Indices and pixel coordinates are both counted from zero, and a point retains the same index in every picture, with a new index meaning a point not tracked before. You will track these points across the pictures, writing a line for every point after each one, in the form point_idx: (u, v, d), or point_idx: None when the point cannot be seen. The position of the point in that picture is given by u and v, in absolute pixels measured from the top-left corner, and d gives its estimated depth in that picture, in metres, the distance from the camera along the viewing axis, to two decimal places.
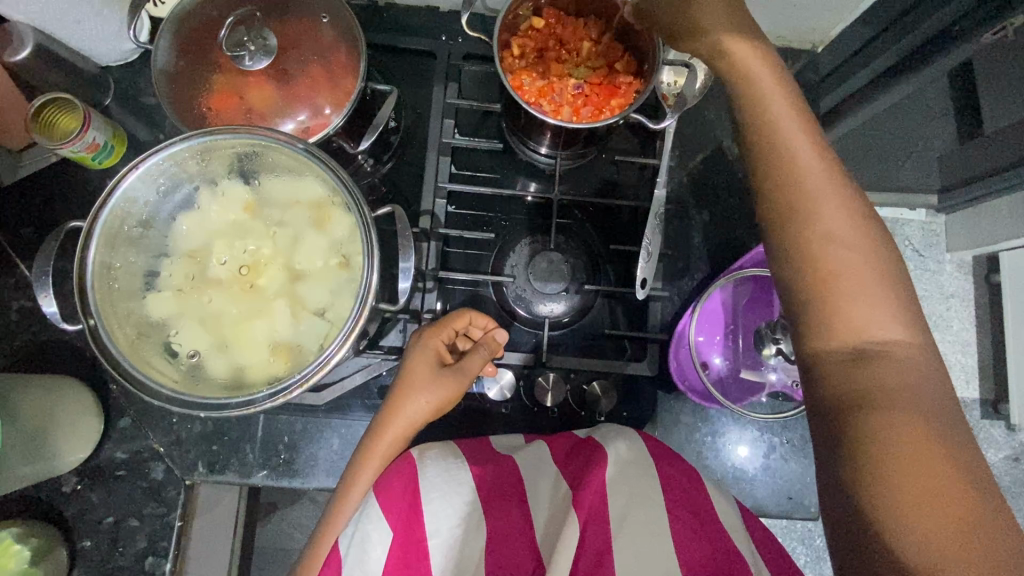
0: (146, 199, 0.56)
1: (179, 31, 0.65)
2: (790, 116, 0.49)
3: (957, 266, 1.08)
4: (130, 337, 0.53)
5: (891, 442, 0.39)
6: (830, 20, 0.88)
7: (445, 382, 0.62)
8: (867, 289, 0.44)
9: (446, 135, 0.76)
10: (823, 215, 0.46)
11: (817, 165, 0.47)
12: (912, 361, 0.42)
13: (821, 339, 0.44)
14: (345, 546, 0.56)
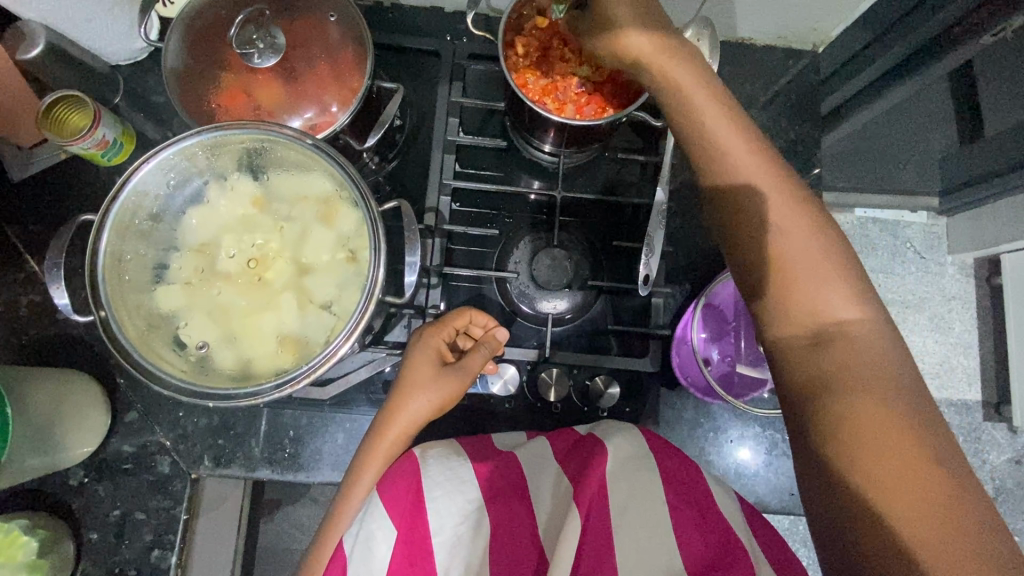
0: (157, 193, 0.57)
1: (190, 30, 0.66)
2: (723, 116, 0.53)
3: (958, 269, 1.08)
4: (140, 329, 0.54)
5: (857, 419, 0.42)
6: (831, 19, 0.85)
7: (445, 381, 0.63)
8: (819, 275, 0.48)
9: (450, 133, 0.77)
10: (767, 208, 0.50)
11: (760, 161, 0.51)
12: (871, 336, 0.46)
13: (779, 328, 0.49)
14: (349, 545, 0.55)
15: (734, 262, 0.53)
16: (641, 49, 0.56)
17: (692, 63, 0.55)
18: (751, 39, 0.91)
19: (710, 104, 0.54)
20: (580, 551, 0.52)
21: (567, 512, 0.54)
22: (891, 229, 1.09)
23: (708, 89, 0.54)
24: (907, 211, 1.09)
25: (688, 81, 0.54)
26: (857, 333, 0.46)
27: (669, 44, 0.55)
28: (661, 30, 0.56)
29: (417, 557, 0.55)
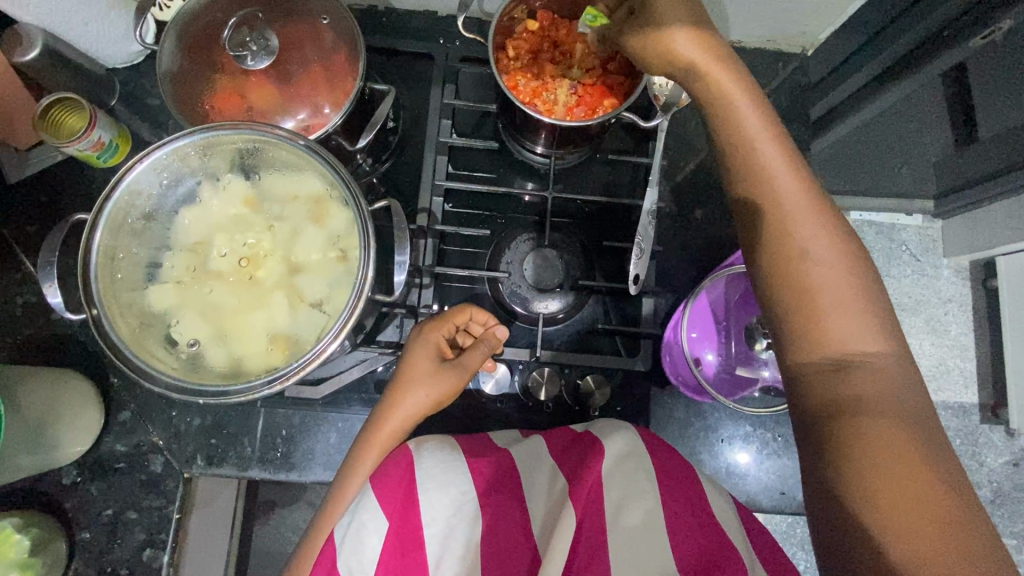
0: (150, 192, 0.57)
1: (184, 33, 0.67)
2: (766, 133, 0.52)
3: (955, 271, 1.14)
4: (132, 327, 0.55)
5: (867, 439, 0.42)
6: (817, 23, 0.86)
7: (446, 377, 0.63)
8: (847, 308, 0.47)
9: (443, 135, 0.78)
10: (799, 239, 0.49)
11: (796, 190, 0.50)
12: (891, 372, 0.45)
13: (801, 351, 0.48)
14: (340, 536, 0.56)
15: (760, 291, 0.51)
16: (687, 51, 0.54)
17: (739, 71, 0.54)
18: (741, 43, 0.92)
19: (756, 116, 0.53)
20: (576, 547, 0.53)
21: (562, 509, 0.55)
22: (886, 232, 1.15)
23: (751, 101, 0.54)
24: (902, 215, 1.15)
25: (736, 90, 0.53)
26: (878, 368, 0.45)
27: (718, 49, 0.54)
28: (706, 33, 0.54)
29: (408, 548, 0.55)
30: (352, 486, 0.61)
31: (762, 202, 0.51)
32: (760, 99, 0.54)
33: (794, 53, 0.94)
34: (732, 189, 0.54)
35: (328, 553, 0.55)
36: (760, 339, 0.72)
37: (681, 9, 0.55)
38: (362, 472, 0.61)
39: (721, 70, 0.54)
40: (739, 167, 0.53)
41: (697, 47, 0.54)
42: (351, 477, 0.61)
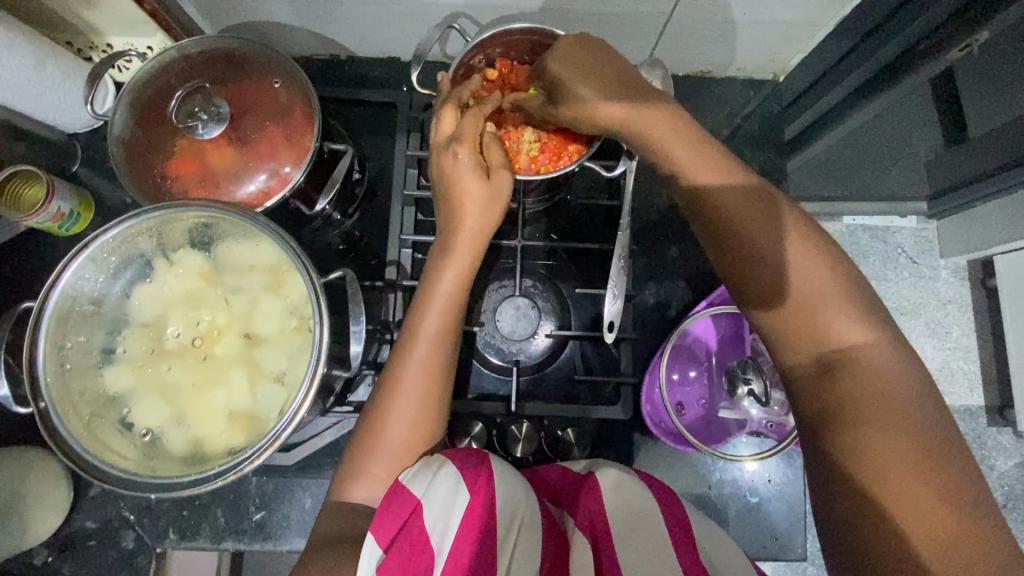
0: (99, 276, 0.56)
1: (136, 101, 0.65)
2: (697, 159, 0.50)
3: (952, 271, 1.20)
4: (84, 417, 0.53)
5: (861, 449, 0.39)
6: (786, 49, 0.84)
7: (468, 257, 0.56)
8: (828, 307, 0.44)
9: (409, 185, 0.77)
10: (776, 259, 0.46)
11: (759, 211, 0.47)
12: (883, 362, 0.42)
13: (788, 352, 0.46)
14: (419, 498, 0.46)
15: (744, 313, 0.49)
16: (594, 105, 0.54)
17: (656, 104, 0.53)
18: (710, 73, 0.92)
19: (681, 143, 0.51)
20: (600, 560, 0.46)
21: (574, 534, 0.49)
22: (881, 236, 1.19)
23: (675, 122, 0.52)
24: (897, 219, 1.20)
25: (656, 126, 0.52)
26: (869, 361, 0.42)
27: (631, 94, 0.53)
28: (612, 83, 0.54)
29: (484, 541, 0.44)
30: (389, 427, 0.53)
31: (726, 224, 0.48)
32: (685, 127, 0.52)
33: (766, 79, 0.93)
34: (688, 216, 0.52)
35: (391, 515, 0.45)
36: (743, 387, 0.69)
37: (574, 58, 0.55)
38: (404, 404, 0.53)
39: (637, 114, 0.52)
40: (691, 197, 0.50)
41: (599, 95, 0.53)
42: (385, 418, 0.53)
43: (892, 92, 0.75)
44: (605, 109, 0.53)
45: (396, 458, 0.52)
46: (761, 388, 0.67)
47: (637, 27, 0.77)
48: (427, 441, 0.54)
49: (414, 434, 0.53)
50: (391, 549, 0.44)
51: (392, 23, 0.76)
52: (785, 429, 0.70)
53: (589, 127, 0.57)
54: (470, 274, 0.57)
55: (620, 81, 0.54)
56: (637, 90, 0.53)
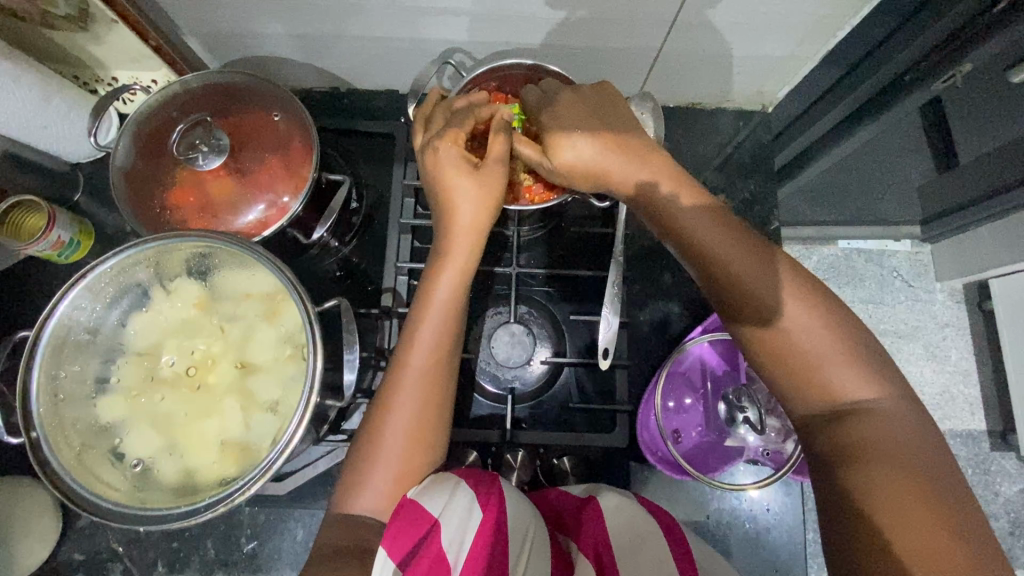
0: (95, 306, 0.56)
1: (139, 131, 0.67)
2: (699, 217, 0.51)
3: (949, 294, 1.22)
4: (75, 448, 0.53)
5: (873, 486, 0.41)
6: (775, 82, 0.86)
7: (464, 264, 0.55)
8: (837, 364, 0.46)
9: (406, 214, 0.78)
10: (773, 310, 0.47)
11: (755, 263, 0.49)
12: (896, 413, 0.44)
13: (798, 403, 0.47)
14: (437, 515, 0.46)
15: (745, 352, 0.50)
16: (594, 156, 0.54)
17: (650, 161, 0.54)
18: (700, 104, 0.94)
19: (685, 203, 0.52)
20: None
21: (576, 557, 0.49)
22: (876, 259, 1.22)
23: (665, 177, 0.53)
24: (892, 242, 1.23)
25: (651, 185, 0.53)
26: (878, 411, 0.44)
27: (625, 147, 0.54)
28: (607, 134, 0.54)
29: (494, 561, 0.44)
30: (386, 438, 0.52)
31: (720, 275, 0.49)
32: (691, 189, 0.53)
33: (756, 109, 0.94)
34: (684, 263, 0.52)
35: (406, 531, 0.45)
36: (739, 416, 0.69)
37: (572, 111, 0.55)
38: (401, 415, 0.53)
39: (630, 170, 0.54)
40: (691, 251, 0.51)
41: (603, 151, 0.54)
42: (382, 429, 0.53)
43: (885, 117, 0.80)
44: (608, 164, 0.54)
45: (394, 469, 0.52)
46: (757, 415, 0.68)
47: (628, 61, 0.79)
48: (425, 458, 0.53)
49: (411, 445, 0.53)
50: (403, 564, 0.43)
51: (389, 58, 0.78)
52: (782, 456, 0.69)
53: (577, 178, 0.56)
54: (466, 283, 0.56)
55: (615, 134, 0.55)
56: (629, 144, 0.54)
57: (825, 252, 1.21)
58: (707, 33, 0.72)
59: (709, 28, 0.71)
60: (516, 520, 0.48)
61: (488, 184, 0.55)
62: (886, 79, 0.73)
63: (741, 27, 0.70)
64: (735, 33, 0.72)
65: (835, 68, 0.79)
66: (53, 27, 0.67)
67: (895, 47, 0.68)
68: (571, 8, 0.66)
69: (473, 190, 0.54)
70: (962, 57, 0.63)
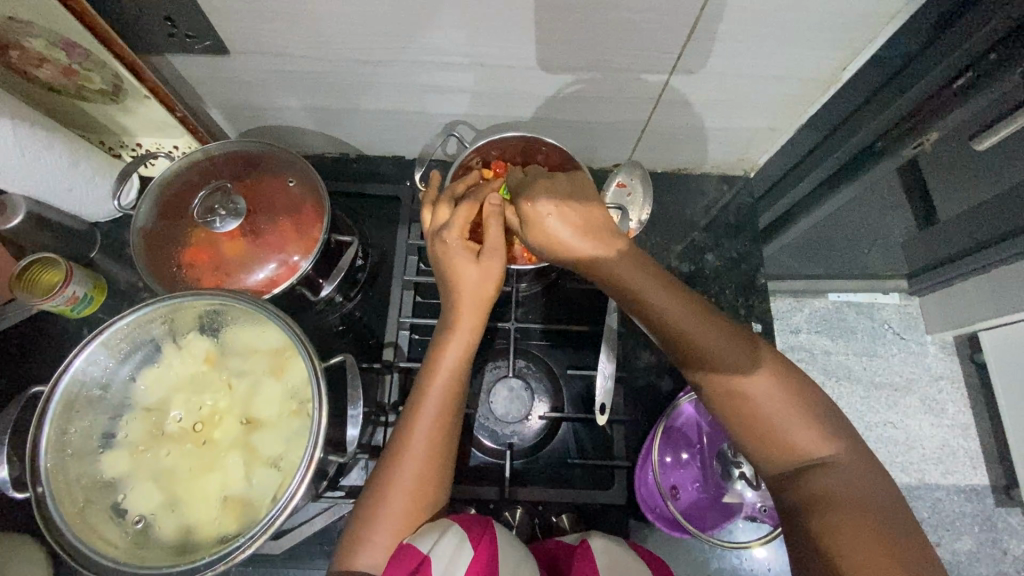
0: (107, 362, 0.58)
1: (161, 195, 0.71)
2: (663, 290, 0.54)
3: (940, 346, 1.25)
4: (78, 503, 0.53)
5: (830, 533, 0.43)
6: (757, 150, 0.92)
7: (468, 333, 0.59)
8: (795, 421, 0.49)
9: (409, 271, 0.82)
10: (746, 385, 0.50)
11: (719, 334, 0.52)
12: (855, 468, 0.47)
13: (767, 460, 0.50)
14: (426, 552, 0.47)
15: (718, 418, 0.53)
16: (564, 232, 0.56)
17: (615, 238, 0.57)
18: (687, 169, 1.00)
19: (647, 279, 0.55)
20: None
21: None
22: (867, 311, 1.27)
23: (629, 253, 0.56)
24: (880, 295, 1.28)
25: (615, 261, 0.56)
26: (836, 466, 0.47)
27: (594, 222, 0.57)
28: (576, 209, 0.56)
29: None
30: (386, 502, 0.53)
31: (691, 350, 0.52)
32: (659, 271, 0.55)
33: (739, 174, 1.00)
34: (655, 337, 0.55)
35: (398, 569, 0.45)
36: (735, 471, 0.71)
37: (554, 189, 0.58)
38: (402, 479, 0.54)
39: (599, 246, 0.56)
40: (661, 328, 0.54)
41: (573, 230, 0.56)
42: (384, 493, 0.53)
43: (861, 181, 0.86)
44: (578, 247, 0.56)
45: (393, 532, 0.52)
46: (752, 471, 0.69)
47: (620, 132, 0.86)
48: (423, 516, 0.54)
49: (412, 508, 0.53)
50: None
51: (398, 129, 0.84)
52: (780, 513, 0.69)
53: (551, 251, 0.59)
54: (470, 352, 0.59)
55: (581, 206, 0.57)
56: (597, 219, 0.57)
57: (815, 304, 1.27)
58: (690, 109, 0.79)
59: (694, 105, 0.77)
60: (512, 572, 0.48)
61: (488, 271, 0.59)
62: (862, 145, 0.79)
63: (721, 103, 0.77)
64: (715, 108, 0.78)
65: (813, 135, 0.84)
66: (86, 99, 0.73)
67: (869, 114, 0.74)
68: (562, 82, 0.72)
69: (474, 276, 0.58)
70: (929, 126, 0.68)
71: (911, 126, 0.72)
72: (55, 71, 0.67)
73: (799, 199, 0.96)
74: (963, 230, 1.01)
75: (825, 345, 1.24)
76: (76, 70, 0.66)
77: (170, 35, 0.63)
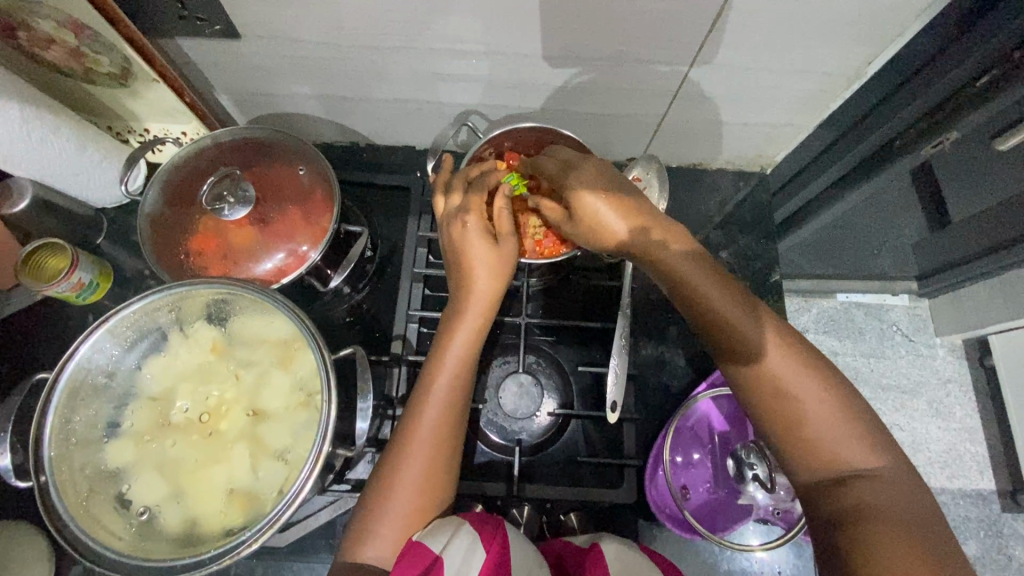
0: (113, 350, 0.57)
1: (169, 181, 0.70)
2: (714, 285, 0.52)
3: (949, 349, 1.23)
4: (81, 494, 0.53)
5: (868, 542, 0.42)
6: (772, 146, 0.91)
7: (479, 322, 0.57)
8: (838, 433, 0.48)
9: (419, 263, 0.80)
10: (794, 386, 0.49)
11: (762, 331, 0.51)
12: (897, 483, 0.46)
13: (804, 469, 0.49)
14: (438, 552, 0.46)
15: (748, 412, 0.52)
16: (613, 219, 0.54)
17: (666, 227, 0.54)
18: (701, 165, 0.98)
19: (699, 273, 0.53)
20: None
21: None
22: (875, 313, 1.25)
23: (683, 245, 0.54)
24: (889, 296, 1.26)
25: (665, 254, 0.53)
26: (877, 480, 0.46)
27: (644, 211, 0.55)
28: (630, 197, 0.55)
29: None
30: (395, 492, 0.52)
31: (733, 344, 0.51)
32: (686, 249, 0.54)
33: (754, 171, 0.99)
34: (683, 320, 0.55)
35: (409, 567, 0.44)
36: (749, 473, 0.68)
37: (604, 177, 0.56)
38: (411, 470, 0.53)
39: (649, 236, 0.54)
40: (710, 321, 0.52)
41: (623, 219, 0.54)
42: (393, 483, 0.52)
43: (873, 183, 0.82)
44: (624, 235, 0.55)
45: (401, 523, 0.51)
46: (766, 473, 0.67)
47: (634, 125, 0.84)
48: (433, 509, 0.53)
49: (423, 499, 0.52)
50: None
51: (407, 117, 0.82)
52: (792, 517, 0.68)
53: (595, 238, 0.57)
54: (478, 339, 0.58)
55: (633, 195, 0.55)
56: (647, 208, 0.55)
57: (824, 304, 1.25)
58: (706, 103, 0.77)
59: (709, 98, 0.76)
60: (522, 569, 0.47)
61: (502, 258, 0.57)
62: (879, 143, 0.77)
63: (737, 97, 0.75)
64: (733, 102, 0.76)
65: (830, 132, 0.82)
66: (93, 82, 0.71)
67: (889, 111, 0.72)
68: (577, 72, 0.70)
69: (489, 262, 0.57)
70: (950, 125, 0.67)
71: (931, 127, 0.69)
72: (63, 53, 0.65)
73: (813, 197, 0.94)
74: (978, 231, 0.99)
75: (835, 346, 1.23)
76: (84, 52, 0.65)
77: (180, 17, 0.62)
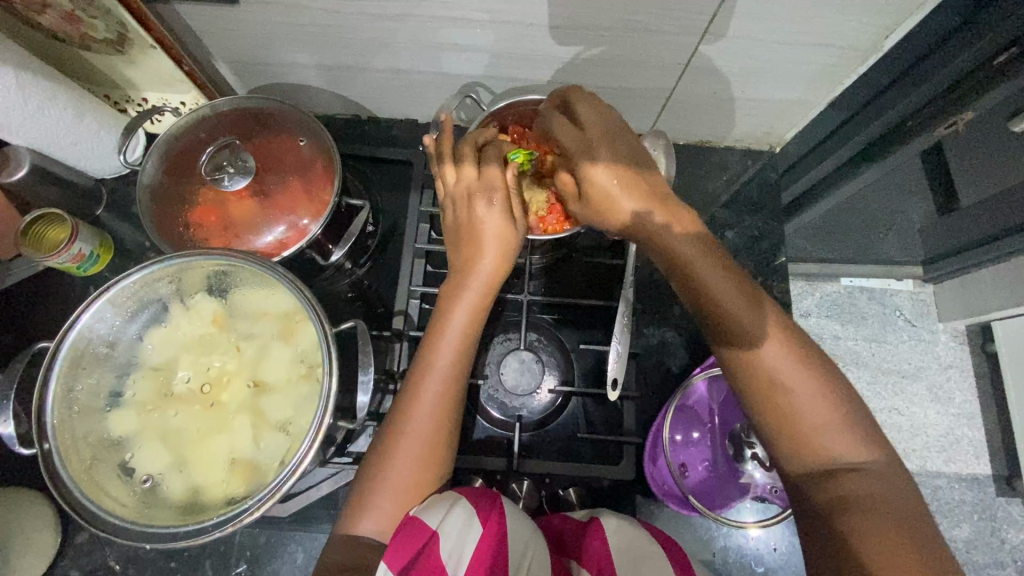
0: (114, 320, 0.57)
1: (168, 151, 0.69)
2: (714, 268, 0.51)
3: (952, 335, 1.22)
4: (85, 461, 0.53)
5: (857, 535, 0.43)
6: (782, 125, 0.89)
7: (478, 298, 0.57)
8: (828, 427, 0.47)
9: (421, 239, 0.80)
10: (786, 370, 0.49)
11: (759, 315, 0.50)
12: (884, 476, 0.46)
13: (792, 459, 0.49)
14: (435, 526, 0.46)
15: (738, 397, 0.52)
16: (615, 194, 0.53)
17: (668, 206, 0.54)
18: (709, 142, 0.96)
19: (699, 255, 0.52)
20: None
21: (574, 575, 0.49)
22: (878, 297, 1.24)
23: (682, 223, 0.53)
24: (894, 280, 1.25)
25: (666, 236, 0.53)
26: (865, 473, 0.46)
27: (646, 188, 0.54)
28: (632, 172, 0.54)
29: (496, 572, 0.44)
30: (394, 464, 0.53)
31: (728, 327, 0.51)
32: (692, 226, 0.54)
33: (763, 149, 0.97)
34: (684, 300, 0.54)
35: (406, 543, 0.45)
36: (748, 452, 0.69)
37: (604, 150, 0.54)
38: (411, 445, 0.53)
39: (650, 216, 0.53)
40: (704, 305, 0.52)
41: (625, 195, 0.53)
42: (392, 456, 0.53)
43: (885, 162, 0.81)
44: (626, 211, 0.54)
45: (399, 495, 0.52)
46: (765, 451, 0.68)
47: (642, 99, 0.82)
48: (430, 484, 0.53)
49: (420, 472, 0.53)
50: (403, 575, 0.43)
51: (409, 89, 0.81)
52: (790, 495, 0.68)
53: (601, 213, 0.56)
54: (477, 316, 0.57)
55: (636, 171, 0.54)
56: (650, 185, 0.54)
57: (828, 288, 1.24)
58: (716, 77, 0.75)
59: (719, 72, 0.74)
60: (521, 542, 0.48)
61: (507, 232, 0.56)
62: (892, 122, 0.75)
63: (748, 71, 0.73)
64: (744, 77, 0.74)
65: (841, 111, 0.80)
66: (90, 48, 0.69)
67: (904, 89, 0.70)
68: (583, 44, 0.68)
69: (497, 235, 0.56)
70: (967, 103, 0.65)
71: (950, 104, 0.67)
72: (58, 17, 0.64)
73: (822, 177, 0.93)
74: (988, 214, 0.97)
75: (836, 329, 1.22)
76: (79, 16, 0.63)
77: None
